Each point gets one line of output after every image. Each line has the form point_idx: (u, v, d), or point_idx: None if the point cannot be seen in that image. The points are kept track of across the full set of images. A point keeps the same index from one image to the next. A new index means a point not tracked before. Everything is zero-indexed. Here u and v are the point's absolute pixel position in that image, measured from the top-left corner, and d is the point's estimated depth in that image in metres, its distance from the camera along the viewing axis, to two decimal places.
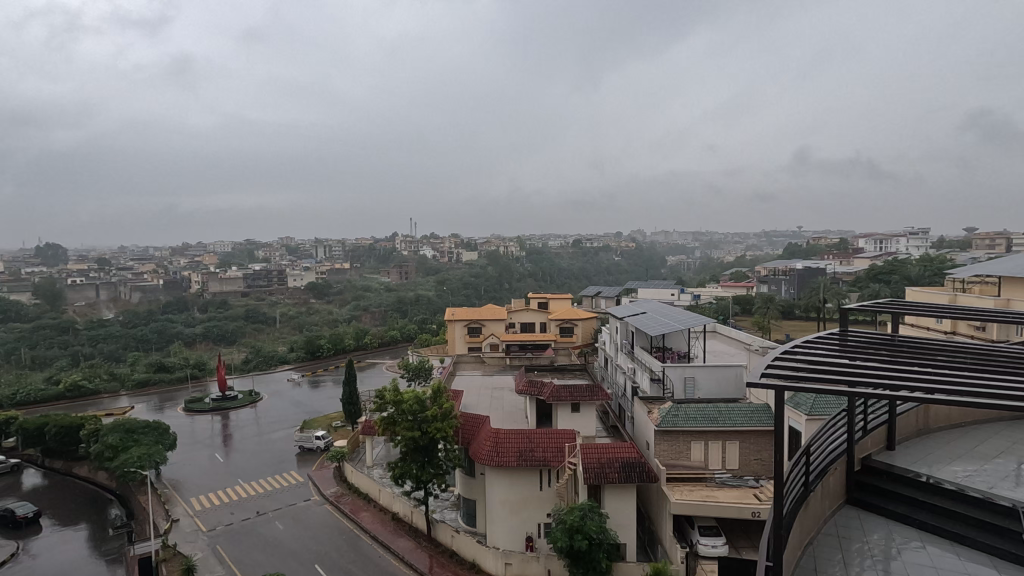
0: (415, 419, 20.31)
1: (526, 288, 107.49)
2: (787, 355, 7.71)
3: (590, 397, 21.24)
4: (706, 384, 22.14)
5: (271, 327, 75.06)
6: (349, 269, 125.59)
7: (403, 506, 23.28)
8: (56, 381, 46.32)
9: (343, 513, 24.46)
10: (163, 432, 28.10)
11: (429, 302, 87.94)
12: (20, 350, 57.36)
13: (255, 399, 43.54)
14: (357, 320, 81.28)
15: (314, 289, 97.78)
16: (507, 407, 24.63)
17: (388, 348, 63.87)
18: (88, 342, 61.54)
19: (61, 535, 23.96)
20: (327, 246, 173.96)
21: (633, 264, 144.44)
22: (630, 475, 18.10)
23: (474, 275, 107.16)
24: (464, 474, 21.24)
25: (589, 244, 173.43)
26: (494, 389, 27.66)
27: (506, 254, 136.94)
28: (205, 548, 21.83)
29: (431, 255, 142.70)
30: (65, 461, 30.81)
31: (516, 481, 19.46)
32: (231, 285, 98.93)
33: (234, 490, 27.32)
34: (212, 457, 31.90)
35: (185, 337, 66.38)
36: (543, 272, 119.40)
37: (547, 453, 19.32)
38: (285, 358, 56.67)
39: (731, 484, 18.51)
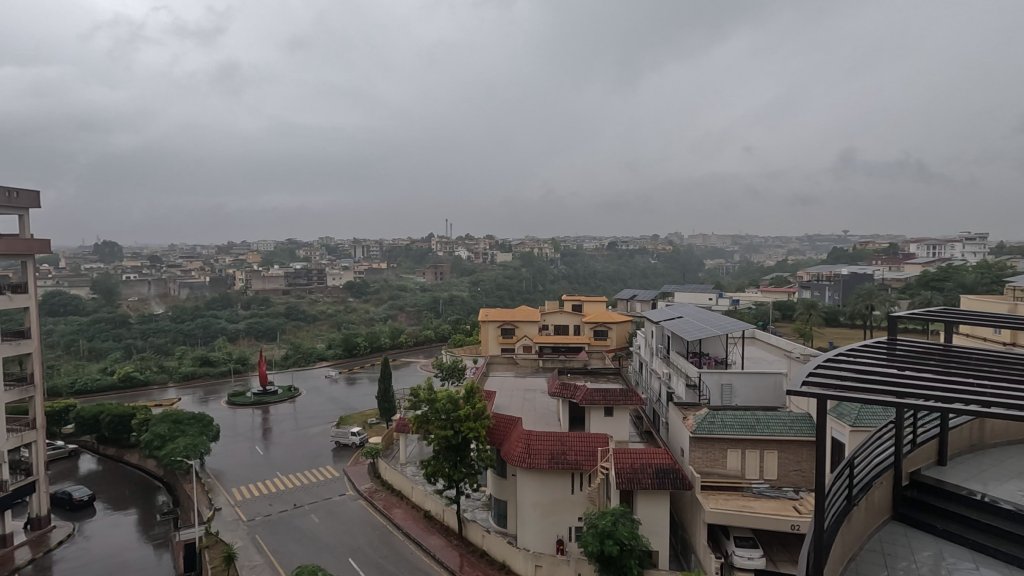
0: (448, 417, 20.48)
1: (560, 290, 107.31)
2: (831, 363, 7.47)
3: (624, 401, 21.02)
4: (744, 392, 21.62)
5: (310, 324, 77.05)
6: (386, 269, 127.89)
7: (435, 505, 23.52)
8: (111, 372, 48.78)
9: (377, 509, 24.89)
10: (207, 424, 29.20)
11: (463, 302, 88.89)
12: (78, 342, 60.56)
13: (293, 394, 44.80)
14: (393, 319, 82.63)
15: (351, 289, 99.91)
16: (539, 410, 24.63)
17: (422, 347, 64.66)
18: (139, 336, 64.61)
19: (114, 518, 25.22)
20: (364, 246, 177.50)
21: (669, 267, 142.11)
22: (664, 481, 17.83)
23: (509, 278, 107.70)
24: (496, 474, 21.32)
25: (625, 246, 171.81)
26: (526, 391, 27.67)
27: (540, 255, 137.11)
28: (245, 537, 22.57)
29: (466, 256, 143.97)
30: (117, 448, 32.42)
31: (548, 483, 19.42)
32: (273, 283, 102.08)
33: (273, 482, 28.19)
34: (252, 449, 32.95)
35: (229, 332, 68.90)
36: (577, 275, 119.02)
37: (579, 456, 19.22)
38: (324, 354, 58.08)
39: (769, 495, 17.93)
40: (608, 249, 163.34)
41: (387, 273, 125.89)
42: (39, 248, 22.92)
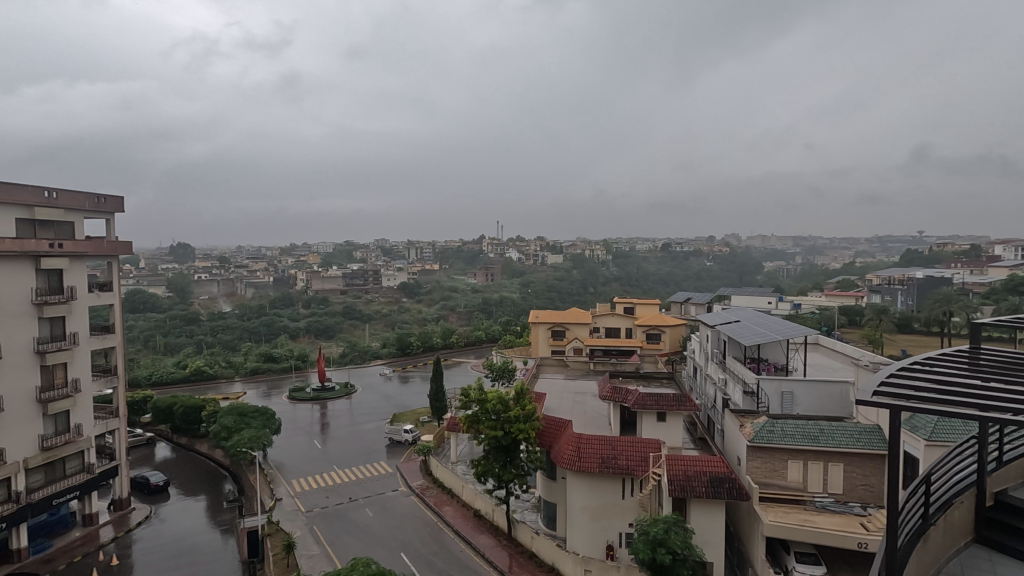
0: (499, 418, 20.59)
1: (611, 292, 105.99)
2: (904, 373, 7.01)
3: (677, 407, 20.54)
4: (806, 400, 20.68)
5: (365, 323, 79.47)
6: (438, 270, 130.01)
7: (485, 505, 23.73)
8: (184, 366, 52.04)
9: (428, 506, 25.35)
10: (270, 417, 30.55)
11: (513, 304, 89.40)
12: (156, 337, 64.86)
13: (350, 390, 46.29)
14: (445, 319, 83.90)
15: (405, 289, 102.26)
16: (590, 413, 24.41)
17: (473, 348, 65.35)
18: (210, 332, 68.54)
19: (186, 503, 26.87)
20: (417, 248, 181.21)
21: (726, 270, 137.42)
22: (719, 491, 17.27)
23: (560, 280, 107.40)
24: (545, 476, 21.29)
25: (679, 247, 167.88)
26: (576, 394, 27.48)
27: (591, 257, 136.00)
28: (303, 528, 23.53)
29: (517, 258, 144.42)
30: (189, 438, 34.49)
31: (598, 488, 19.21)
32: (331, 284, 105.92)
33: (329, 475, 29.26)
34: (311, 443, 34.32)
35: (290, 330, 72.03)
36: (629, 278, 117.28)
37: (630, 461, 18.92)
38: (378, 353, 59.66)
39: (834, 509, 16.98)
40: (661, 251, 160.01)
41: (439, 274, 128.13)
42: (122, 249, 24.72)
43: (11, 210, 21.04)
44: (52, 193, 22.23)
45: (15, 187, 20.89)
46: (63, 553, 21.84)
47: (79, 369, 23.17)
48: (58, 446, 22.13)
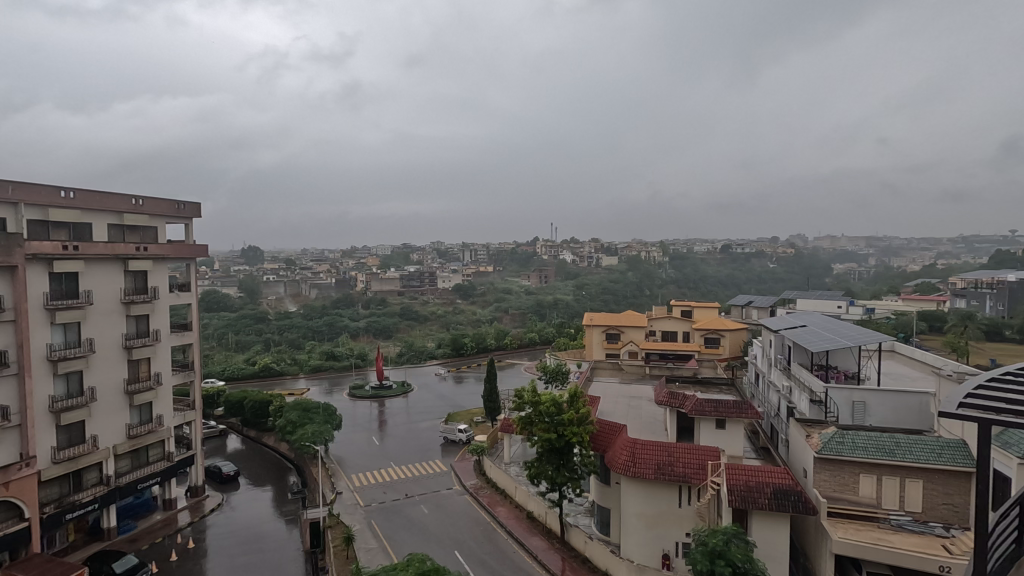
0: (552, 420, 20.49)
1: (668, 294, 103.63)
2: (995, 385, 6.47)
3: (737, 414, 19.78)
4: (880, 411, 19.47)
5: (421, 324, 81.32)
6: (492, 272, 131.31)
7: (539, 507, 23.74)
8: (254, 362, 55.03)
9: (481, 506, 25.58)
10: (331, 413, 31.76)
11: (567, 306, 89.05)
12: (228, 335, 68.91)
13: (406, 389, 47.47)
14: (499, 321, 84.57)
15: (459, 291, 103.97)
16: (645, 418, 23.96)
17: (527, 350, 65.52)
18: (277, 331, 72.13)
19: (255, 493, 28.37)
20: (472, 250, 184.03)
21: (791, 272, 131.31)
22: (783, 504, 16.51)
23: (614, 282, 106.09)
24: (599, 481, 21.04)
25: (739, 249, 161.97)
26: (631, 398, 27.01)
27: (646, 259, 133.60)
28: (362, 521, 24.30)
29: (570, 260, 143.76)
30: (257, 430, 36.41)
31: (654, 495, 18.79)
32: (389, 285, 109.07)
33: (387, 471, 30.12)
34: (369, 439, 35.42)
35: (350, 330, 74.75)
36: (687, 280, 114.32)
37: (688, 469, 18.40)
38: (434, 353, 60.90)
39: (911, 529, 15.87)
40: (720, 252, 155.01)
41: (493, 276, 129.45)
42: (199, 252, 26.38)
43: (103, 217, 22.95)
44: (139, 200, 24.07)
45: (107, 196, 22.77)
46: (146, 534, 23.53)
47: (160, 363, 24.93)
48: (142, 435, 23.88)
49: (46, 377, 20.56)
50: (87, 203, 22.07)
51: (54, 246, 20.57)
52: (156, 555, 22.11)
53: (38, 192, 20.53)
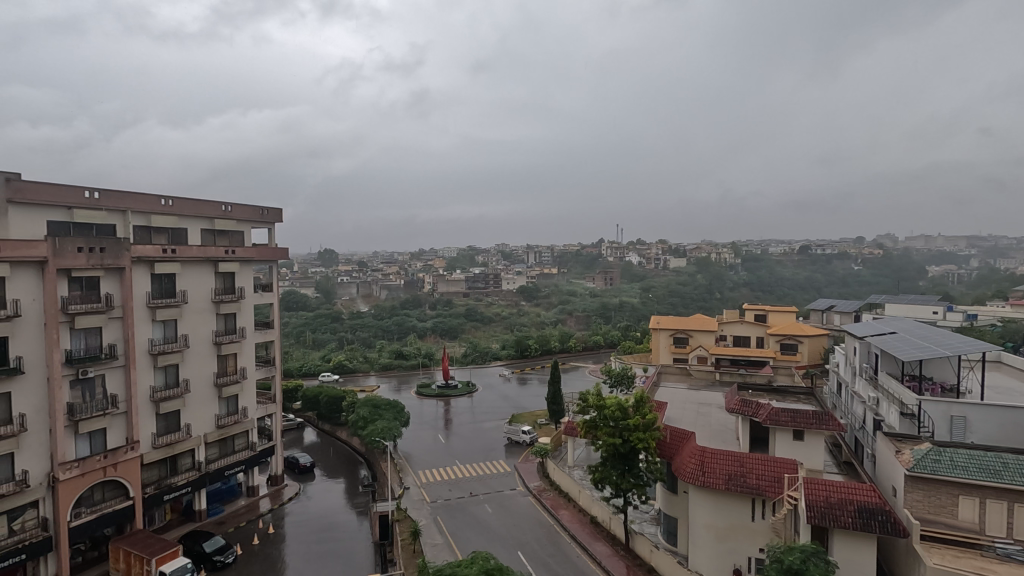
0: (617, 425, 20.13)
1: (740, 297, 99.31)
2: None
3: (818, 425, 18.62)
4: (983, 428, 17.73)
5: (486, 325, 82.35)
6: (556, 274, 131.12)
7: (603, 512, 23.44)
8: (328, 359, 57.77)
9: (545, 508, 25.56)
10: (400, 410, 32.76)
11: (633, 310, 87.38)
12: (305, 333, 72.75)
13: (471, 389, 48.22)
14: (563, 323, 84.23)
15: (524, 293, 104.49)
16: (715, 426, 23.08)
17: (591, 352, 64.87)
18: (349, 330, 75.36)
19: (329, 484, 29.81)
20: (537, 252, 184.66)
21: (878, 275, 122.11)
22: (870, 523, 15.39)
23: (683, 285, 102.94)
24: (666, 490, 20.47)
25: (820, 250, 152.57)
26: (700, 405, 26.09)
27: (717, 261, 128.70)
28: (428, 517, 24.94)
29: (637, 261, 140.84)
30: (331, 425, 38.22)
31: (724, 506, 18.05)
32: (455, 287, 111.25)
33: (452, 469, 30.74)
34: (436, 437, 36.30)
35: (418, 330, 76.90)
36: (760, 283, 109.10)
37: (761, 481, 17.54)
38: (498, 354, 61.49)
39: (1021, 560, 14.34)
40: (798, 254, 146.69)
41: (558, 278, 129.20)
42: (280, 255, 28.02)
43: (197, 222, 24.91)
44: (228, 206, 25.95)
45: (200, 203, 24.70)
46: (232, 518, 25.28)
47: (246, 358, 26.69)
48: (230, 425, 25.71)
49: (147, 369, 22.54)
50: (184, 210, 24.09)
51: (155, 249, 22.50)
52: (240, 538, 23.71)
53: (141, 199, 22.59)
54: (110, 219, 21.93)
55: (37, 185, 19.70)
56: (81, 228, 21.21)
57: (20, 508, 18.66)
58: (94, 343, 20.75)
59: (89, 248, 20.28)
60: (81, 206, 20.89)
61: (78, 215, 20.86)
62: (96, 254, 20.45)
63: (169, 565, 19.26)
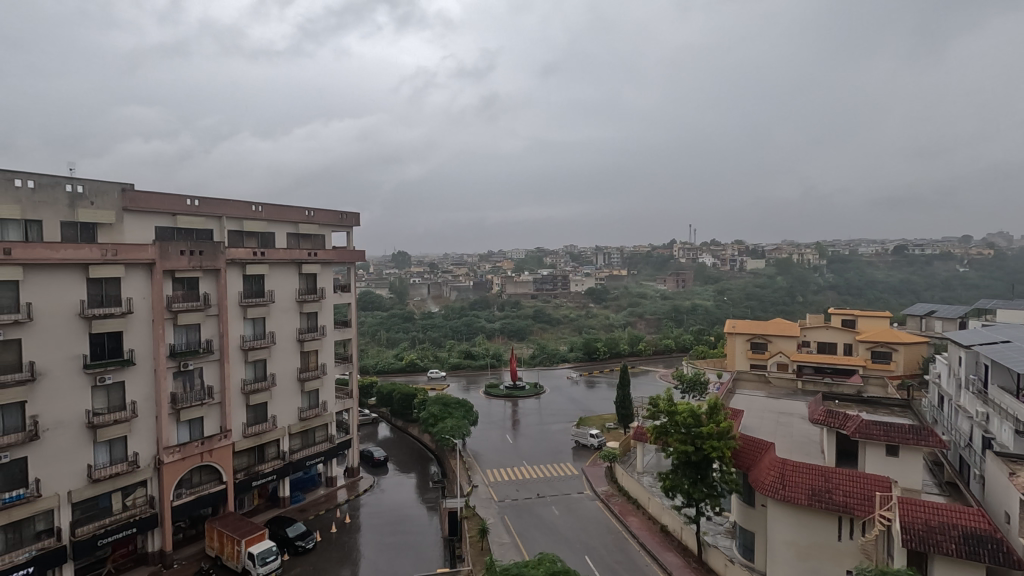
0: (690, 432, 19.45)
1: (825, 301, 93.20)
2: None
3: (915, 441, 17.10)
4: None
5: (554, 327, 82.27)
6: (625, 276, 128.70)
7: (673, 521, 22.74)
8: (401, 357, 59.86)
9: (613, 514, 25.13)
10: (469, 409, 33.35)
11: (706, 313, 84.31)
12: (380, 332, 75.79)
13: (538, 391, 48.32)
14: (632, 326, 82.38)
15: (592, 295, 103.50)
16: (797, 437, 21.78)
17: (662, 357, 63.06)
18: (421, 330, 77.73)
19: (401, 478, 30.83)
20: (606, 254, 182.27)
21: (988, 277, 110.45)
22: (978, 551, 13.95)
23: (761, 288, 98.07)
24: (742, 502, 19.54)
25: (918, 250, 140.22)
26: (780, 415, 24.72)
27: (799, 262, 121.65)
28: (496, 516, 25.20)
29: (711, 263, 135.37)
30: (403, 421, 39.56)
31: (806, 522, 17.02)
32: (523, 288, 111.90)
33: (519, 469, 30.93)
34: (503, 437, 36.70)
35: (486, 331, 78.09)
36: (849, 287, 101.87)
37: (849, 498, 16.38)
38: (566, 356, 61.27)
39: None
40: (892, 254, 135.71)
41: (627, 279, 126.77)
42: (358, 257, 29.35)
43: (283, 226, 26.65)
44: (311, 212, 27.60)
45: (286, 208, 26.40)
46: (313, 506, 26.74)
47: (325, 355, 28.16)
48: (311, 418, 27.22)
49: (239, 363, 24.32)
50: (271, 215, 25.81)
51: (247, 252, 24.24)
52: (320, 525, 25.00)
53: (234, 206, 24.42)
54: (208, 224, 23.85)
55: (146, 194, 21.78)
56: (183, 233, 23.23)
57: (131, 486, 20.63)
58: (194, 338, 22.64)
59: (190, 251, 22.12)
60: (184, 213, 22.87)
61: (180, 221, 22.84)
62: (196, 257, 22.29)
63: (257, 547, 20.60)
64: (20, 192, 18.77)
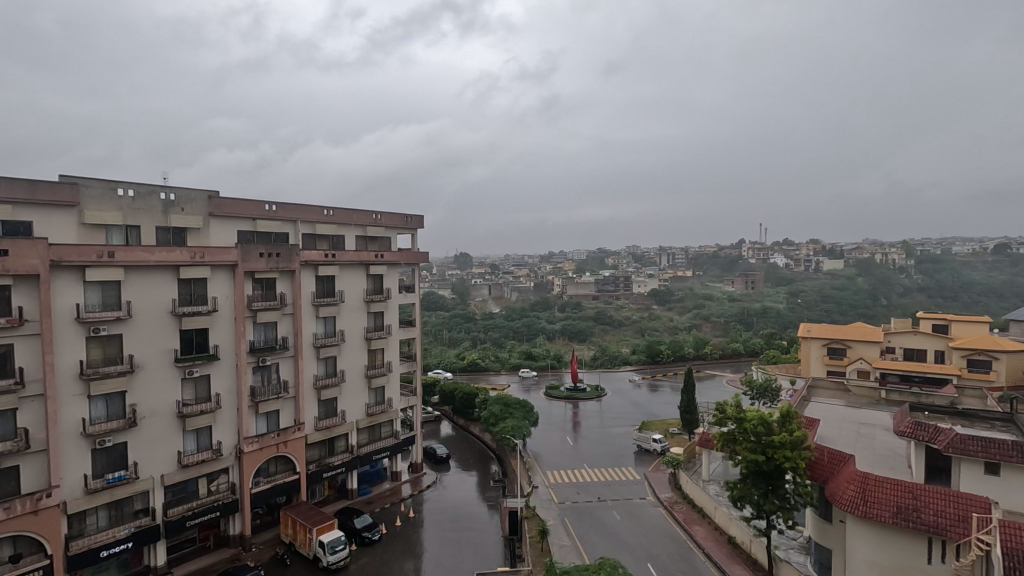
0: (759, 441, 18.61)
1: (912, 304, 86.41)
2: None
3: (1019, 459, 15.55)
4: None
5: (616, 329, 81.05)
6: (690, 277, 124.86)
7: (742, 533, 21.84)
8: (464, 357, 60.91)
9: (677, 522, 24.44)
10: (529, 410, 33.41)
11: (778, 316, 80.32)
12: (443, 332, 77.48)
13: (600, 393, 47.76)
14: (698, 329, 79.80)
15: (656, 296, 101.12)
16: (880, 450, 20.33)
17: (730, 361, 60.63)
18: (482, 330, 78.78)
19: (463, 476, 31.34)
20: (670, 255, 177.51)
21: None
22: None
23: (839, 290, 92.32)
24: (818, 517, 18.44)
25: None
26: (860, 425, 23.15)
27: (882, 262, 113.51)
28: (556, 518, 25.13)
29: (783, 263, 128.84)
30: (465, 420, 40.22)
31: (890, 542, 15.88)
32: (584, 289, 110.96)
33: (580, 472, 30.67)
34: (564, 439, 36.50)
35: (547, 331, 78.06)
36: (940, 289, 93.95)
37: (941, 518, 15.13)
38: (628, 359, 60.20)
39: None
40: (992, 254, 123.89)
41: (693, 280, 122.90)
42: (422, 259, 30.12)
43: (352, 229, 27.78)
44: (378, 215, 28.58)
45: (355, 212, 27.51)
46: (378, 499, 27.67)
47: (391, 353, 29.10)
48: (377, 414, 28.20)
49: (312, 359, 25.56)
50: (341, 219, 26.99)
51: (319, 254, 25.45)
52: (385, 518, 25.85)
53: (308, 210, 25.75)
54: (284, 228, 25.25)
55: (230, 200, 23.36)
56: (263, 236, 24.74)
57: (216, 472, 22.18)
58: (271, 336, 24.03)
59: (268, 253, 23.50)
60: (263, 218, 24.39)
61: (260, 225, 24.36)
62: (273, 259, 23.63)
63: (327, 536, 21.56)
64: (121, 201, 20.66)
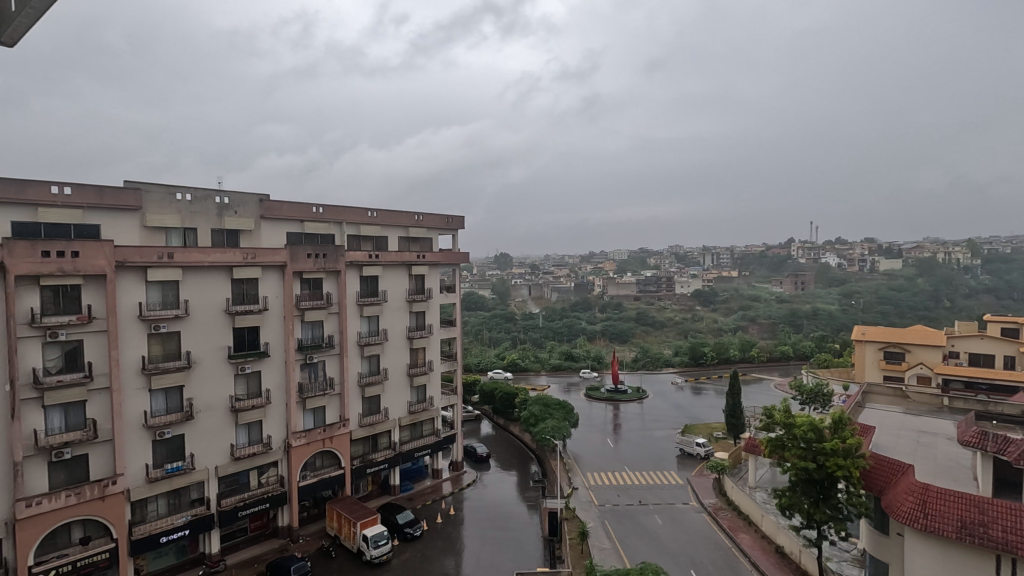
0: (810, 447, 17.90)
1: (979, 307, 81.31)
2: None
3: None
4: None
5: (658, 330, 79.62)
6: (736, 277, 121.37)
7: (790, 542, 21.08)
8: (504, 356, 61.13)
9: (722, 529, 23.79)
10: (569, 411, 33.21)
11: (830, 318, 77.06)
12: (483, 331, 78.00)
13: (642, 395, 47.04)
14: (744, 331, 77.51)
15: (700, 297, 98.76)
16: (942, 461, 19.21)
17: (778, 365, 58.56)
18: (522, 330, 78.84)
19: (503, 475, 31.47)
20: (715, 256, 172.98)
21: None
22: None
23: (897, 291, 87.81)
24: (874, 529, 17.58)
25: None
26: (920, 434, 21.94)
27: (945, 262, 107.25)
28: (596, 520, 24.89)
29: (836, 263, 123.58)
30: (505, 419, 40.39)
31: (954, 559, 14.98)
32: (625, 289, 109.51)
33: (621, 474, 30.29)
34: (604, 441, 36.10)
35: (587, 332, 77.45)
36: (1010, 290, 88.05)
37: (1011, 535, 14.14)
38: (670, 361, 59.04)
39: None
40: None
41: (739, 281, 119.43)
42: (462, 259, 30.41)
43: (394, 230, 28.30)
44: (419, 216, 29.01)
45: (398, 213, 28.02)
46: (420, 496, 28.12)
47: (432, 352, 29.50)
48: (419, 412, 28.64)
49: (356, 357, 26.19)
50: (384, 220, 27.56)
51: (363, 254, 26.04)
52: (426, 515, 26.24)
53: (353, 212, 26.42)
54: (331, 230, 25.97)
55: (280, 203, 24.24)
56: (310, 238, 25.55)
57: (265, 465, 23.03)
58: (318, 334, 24.76)
59: (315, 254, 24.24)
60: (310, 219, 25.19)
61: (307, 226, 25.19)
62: (320, 259, 24.36)
63: (371, 530, 22.07)
64: (180, 204, 21.75)
